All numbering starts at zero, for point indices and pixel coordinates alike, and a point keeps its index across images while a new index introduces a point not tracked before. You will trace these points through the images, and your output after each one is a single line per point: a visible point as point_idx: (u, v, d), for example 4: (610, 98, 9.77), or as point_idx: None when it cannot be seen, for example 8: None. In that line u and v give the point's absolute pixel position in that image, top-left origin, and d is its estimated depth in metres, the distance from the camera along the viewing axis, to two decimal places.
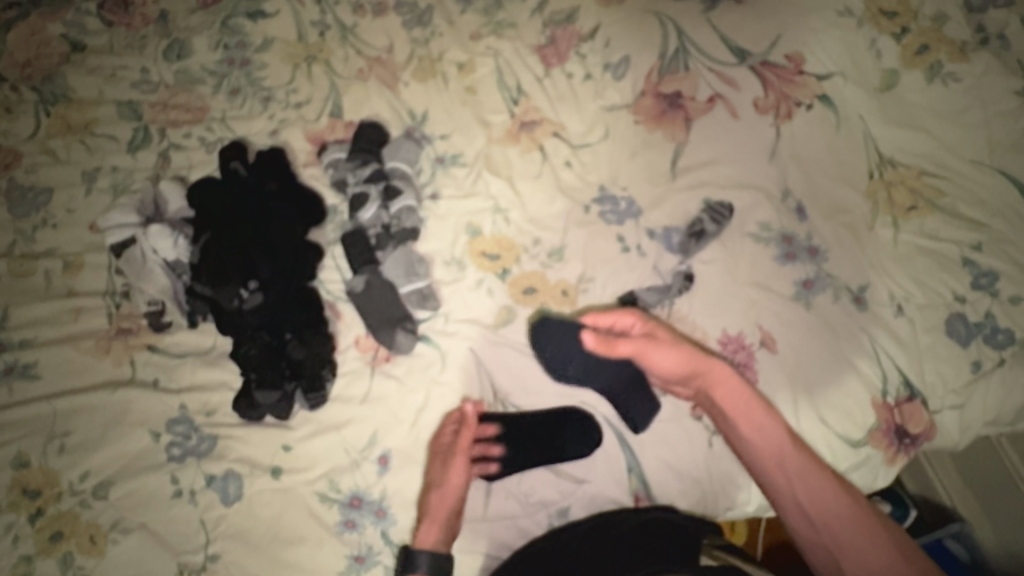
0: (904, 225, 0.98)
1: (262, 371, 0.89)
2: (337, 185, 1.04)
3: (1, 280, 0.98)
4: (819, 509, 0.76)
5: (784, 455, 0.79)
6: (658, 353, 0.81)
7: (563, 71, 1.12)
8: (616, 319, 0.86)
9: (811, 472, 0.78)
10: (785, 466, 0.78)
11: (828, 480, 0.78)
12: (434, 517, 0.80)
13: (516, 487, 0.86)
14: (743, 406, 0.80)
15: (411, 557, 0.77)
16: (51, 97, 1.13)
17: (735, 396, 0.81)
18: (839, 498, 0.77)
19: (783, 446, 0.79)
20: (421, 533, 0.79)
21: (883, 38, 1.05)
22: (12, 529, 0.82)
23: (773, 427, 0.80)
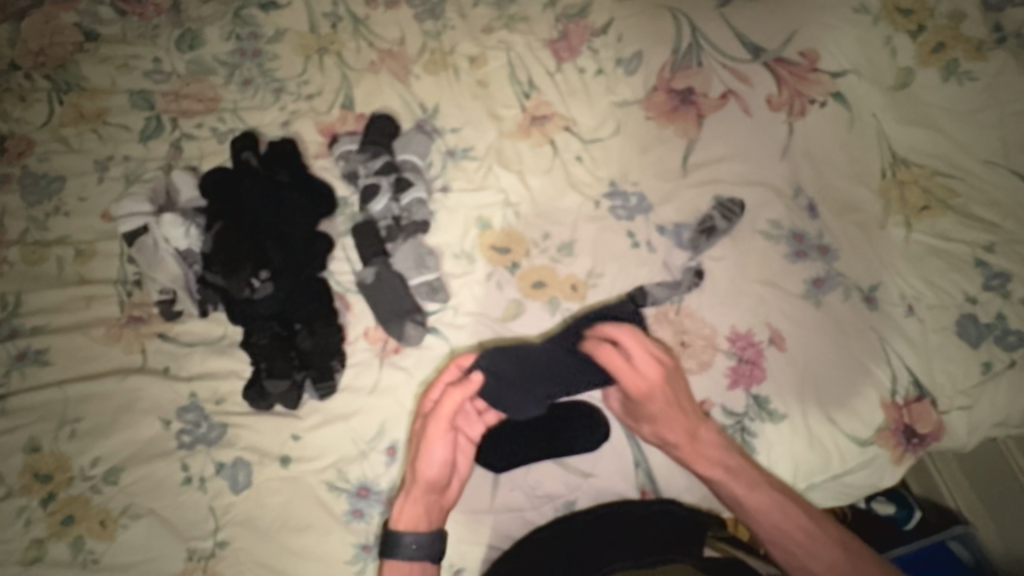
0: (916, 225, 0.98)
1: (272, 360, 0.90)
2: (348, 176, 1.04)
3: (14, 266, 0.99)
4: (800, 568, 0.75)
5: (752, 512, 0.79)
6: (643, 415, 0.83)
7: (575, 66, 1.12)
8: (636, 359, 0.80)
9: (785, 529, 0.77)
10: (758, 524, 0.79)
11: (805, 533, 0.77)
12: (409, 493, 0.78)
13: (523, 480, 0.86)
14: (707, 470, 0.80)
15: (396, 538, 0.75)
16: (64, 86, 1.14)
17: (700, 460, 0.81)
18: (821, 554, 0.75)
19: (754, 505, 0.79)
20: (397, 511, 0.78)
21: (898, 36, 1.04)
22: (24, 513, 0.83)
23: (736, 489, 0.79)
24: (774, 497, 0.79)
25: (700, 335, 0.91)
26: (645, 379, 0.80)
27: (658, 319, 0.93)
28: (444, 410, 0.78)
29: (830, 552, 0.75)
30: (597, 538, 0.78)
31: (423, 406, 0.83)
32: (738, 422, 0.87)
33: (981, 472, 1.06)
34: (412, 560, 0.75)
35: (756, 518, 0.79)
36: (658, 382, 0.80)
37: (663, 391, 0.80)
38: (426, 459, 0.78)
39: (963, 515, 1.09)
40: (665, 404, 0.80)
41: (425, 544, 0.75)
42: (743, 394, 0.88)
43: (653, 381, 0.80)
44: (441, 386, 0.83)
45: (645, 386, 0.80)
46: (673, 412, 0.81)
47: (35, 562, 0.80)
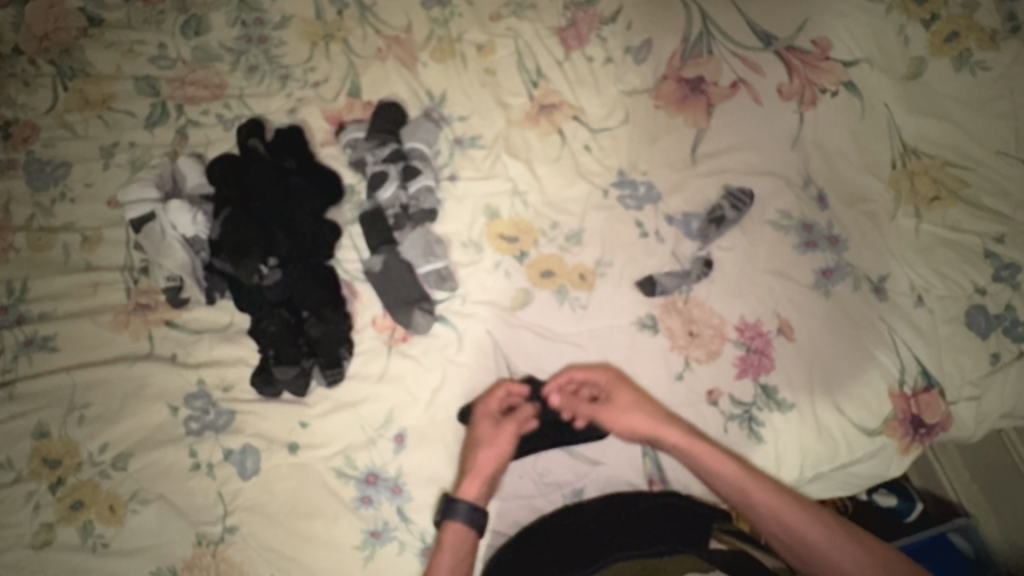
0: (926, 215, 0.97)
1: (280, 347, 0.90)
2: (355, 164, 1.04)
3: (20, 253, 0.99)
4: (798, 542, 0.75)
5: (750, 491, 0.78)
6: (618, 418, 0.84)
7: (583, 54, 1.11)
8: (585, 374, 0.88)
9: (783, 506, 0.77)
10: (755, 504, 0.78)
11: (799, 508, 0.76)
12: (476, 473, 0.81)
13: (531, 467, 0.87)
14: (701, 453, 0.80)
15: (451, 505, 0.78)
16: (68, 71, 1.13)
17: (692, 445, 0.81)
18: (817, 526, 0.75)
19: (749, 488, 0.78)
20: (465, 485, 0.80)
21: (910, 25, 1.04)
22: (33, 497, 0.83)
23: (730, 467, 0.79)
24: (766, 477, 0.79)
25: (708, 325, 0.91)
26: (601, 380, 0.88)
27: (667, 309, 0.93)
28: (519, 416, 0.86)
29: (825, 527, 0.75)
30: (602, 527, 0.78)
31: (485, 406, 0.86)
32: (746, 411, 0.87)
33: (982, 464, 1.06)
34: (469, 530, 0.78)
35: (753, 498, 0.78)
36: (611, 377, 0.88)
37: (626, 384, 0.87)
38: (495, 449, 0.83)
39: (963, 507, 1.09)
40: (634, 393, 0.86)
41: (476, 519, 0.78)
42: (751, 384, 0.88)
43: (605, 380, 0.88)
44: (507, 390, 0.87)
45: (614, 382, 0.87)
46: (645, 402, 0.85)
47: (45, 547, 0.81)
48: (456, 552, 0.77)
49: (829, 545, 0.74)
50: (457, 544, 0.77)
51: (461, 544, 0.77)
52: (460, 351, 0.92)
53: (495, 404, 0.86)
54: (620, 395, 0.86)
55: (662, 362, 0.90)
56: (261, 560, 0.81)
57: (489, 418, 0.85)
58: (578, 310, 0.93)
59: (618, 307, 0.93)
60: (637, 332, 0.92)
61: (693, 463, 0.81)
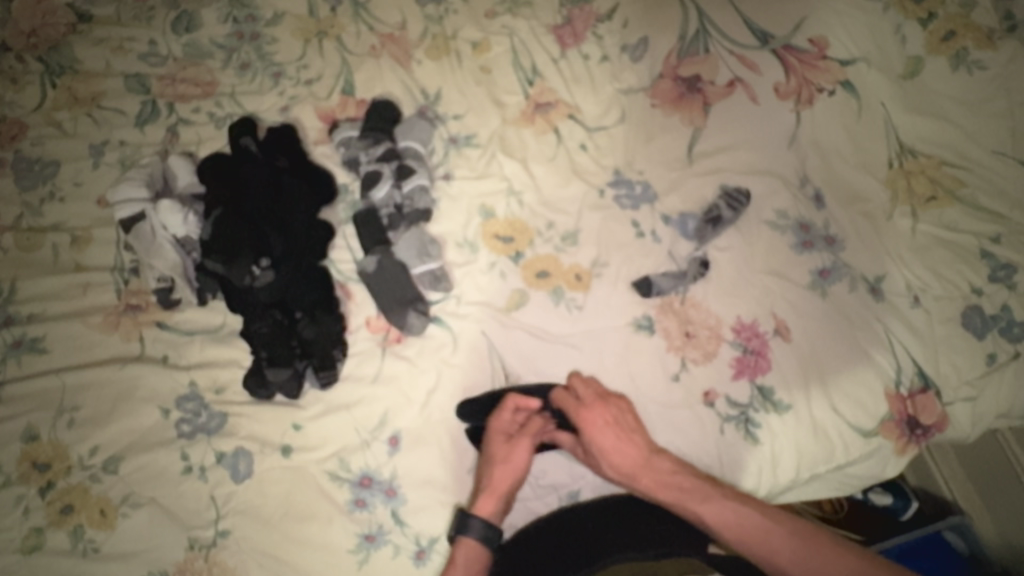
0: (923, 215, 0.97)
1: (273, 348, 0.89)
2: (349, 163, 1.02)
3: (8, 253, 0.97)
4: (768, 565, 0.72)
5: (712, 523, 0.75)
6: (593, 459, 0.82)
7: (579, 52, 1.11)
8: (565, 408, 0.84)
9: (745, 531, 0.73)
10: (721, 534, 0.74)
11: (762, 527, 0.73)
12: (492, 490, 0.80)
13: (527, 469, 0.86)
14: (661, 490, 0.78)
15: (465, 522, 0.77)
16: (56, 69, 1.11)
17: (653, 484, 0.78)
18: (782, 543, 0.72)
19: (714, 519, 0.75)
20: (480, 502, 0.79)
21: (908, 24, 1.03)
22: (22, 502, 0.82)
23: (688, 499, 0.76)
24: (726, 502, 0.76)
25: (704, 326, 0.91)
26: (577, 420, 0.82)
27: (663, 310, 0.92)
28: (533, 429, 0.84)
29: (792, 542, 0.72)
30: (600, 528, 0.78)
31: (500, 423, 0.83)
32: (742, 413, 0.87)
33: (977, 463, 1.06)
34: (485, 546, 0.77)
35: (718, 529, 0.74)
36: (587, 420, 0.81)
37: (601, 426, 0.81)
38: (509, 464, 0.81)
39: (958, 505, 1.09)
40: (609, 436, 0.80)
41: (492, 537, 0.77)
42: (747, 385, 0.88)
43: (582, 422, 0.82)
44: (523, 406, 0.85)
45: (590, 417, 0.82)
46: (620, 450, 0.80)
47: (35, 551, 0.80)
48: (471, 568, 0.76)
49: (802, 563, 0.70)
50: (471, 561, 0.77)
51: (476, 559, 0.76)
52: (455, 352, 0.91)
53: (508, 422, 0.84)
54: (593, 440, 0.81)
55: (659, 363, 0.89)
56: (253, 564, 0.81)
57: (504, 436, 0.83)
58: (574, 311, 0.93)
59: (614, 308, 0.93)
60: (634, 333, 0.91)
61: (659, 501, 0.79)
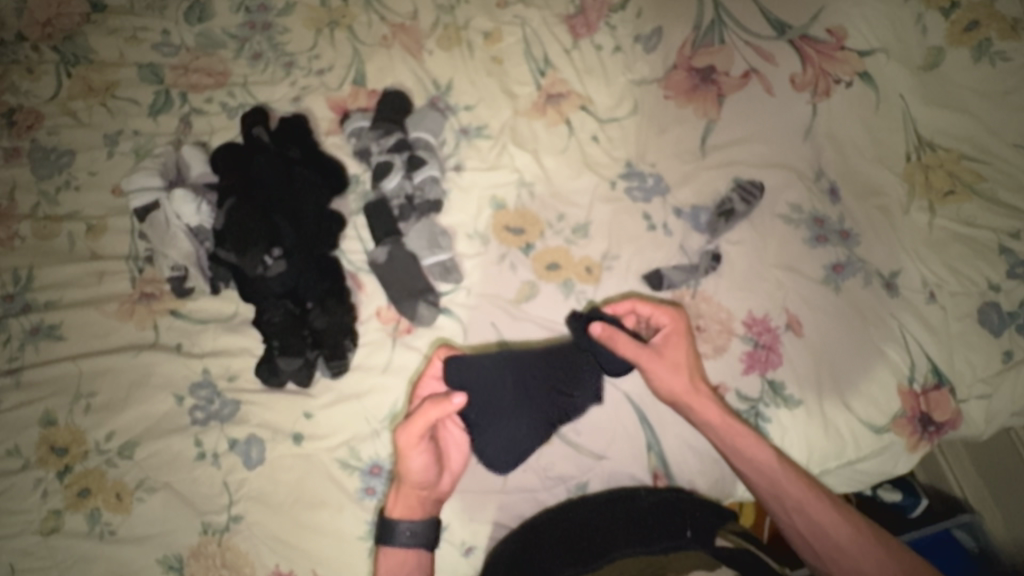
0: (940, 210, 0.95)
1: (285, 338, 0.90)
2: (360, 154, 1.02)
3: (25, 241, 0.99)
4: (821, 538, 0.75)
5: (781, 482, 0.77)
6: (659, 369, 0.79)
7: (592, 42, 1.10)
8: (653, 313, 0.82)
9: (812, 502, 0.76)
10: (782, 496, 0.77)
11: (829, 505, 0.76)
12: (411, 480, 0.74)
13: (490, 458, 0.82)
14: (734, 436, 0.79)
15: (390, 527, 0.75)
16: (71, 58, 1.12)
17: (727, 424, 0.79)
18: (844, 524, 0.75)
19: (780, 475, 0.77)
20: (393, 500, 0.77)
21: (929, 14, 1.00)
22: (41, 484, 0.84)
23: (765, 454, 0.78)
24: (797, 471, 0.78)
25: (715, 319, 0.90)
26: (666, 326, 0.82)
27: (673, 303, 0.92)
28: (417, 426, 0.69)
29: (848, 522, 0.75)
30: (604, 521, 0.78)
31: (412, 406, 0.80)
32: (753, 407, 0.86)
33: (991, 464, 1.05)
34: (413, 547, 0.75)
35: (780, 489, 0.77)
36: (679, 329, 0.81)
37: (685, 339, 0.81)
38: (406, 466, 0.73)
39: (968, 504, 1.08)
40: (685, 353, 0.80)
41: (421, 532, 0.75)
42: (758, 379, 0.88)
43: (673, 329, 0.81)
44: (431, 380, 0.80)
45: (677, 329, 0.81)
46: (695, 365, 0.81)
47: (53, 533, 0.82)
48: (402, 568, 0.75)
49: (852, 542, 0.74)
50: (405, 562, 0.75)
51: (404, 560, 0.75)
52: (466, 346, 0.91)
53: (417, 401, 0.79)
54: (671, 350, 0.80)
55: None
56: (265, 549, 0.82)
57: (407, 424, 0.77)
58: (584, 303, 0.93)
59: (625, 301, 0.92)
60: None
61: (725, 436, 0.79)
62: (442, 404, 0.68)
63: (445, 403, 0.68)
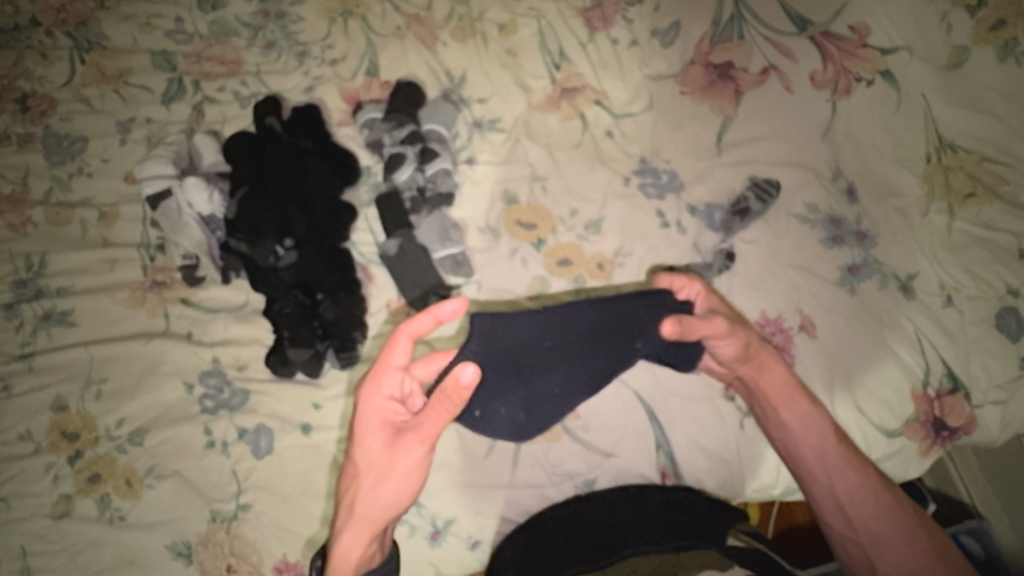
0: (959, 212, 0.94)
1: (294, 328, 0.89)
2: (372, 146, 1.02)
3: (39, 227, 0.99)
4: (857, 504, 0.74)
5: (826, 446, 0.76)
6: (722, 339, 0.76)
7: (608, 36, 1.08)
8: (686, 284, 0.81)
9: (851, 467, 0.75)
10: (826, 458, 0.76)
11: (868, 474, 0.75)
12: (386, 506, 0.66)
13: (491, 430, 0.72)
14: (783, 397, 0.78)
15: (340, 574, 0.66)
16: (85, 44, 1.12)
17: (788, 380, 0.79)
18: (885, 493, 0.75)
19: (824, 438, 0.77)
20: (346, 543, 0.66)
21: (954, 12, 0.97)
22: (52, 469, 0.85)
23: (820, 417, 0.77)
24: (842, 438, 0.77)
25: None
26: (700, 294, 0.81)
27: None
28: (427, 429, 0.63)
29: (882, 495, 0.75)
30: (615, 522, 0.77)
31: (380, 411, 0.66)
32: None
33: (997, 466, 1.04)
34: None
35: (827, 451, 0.76)
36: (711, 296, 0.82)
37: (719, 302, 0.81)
38: (391, 487, 0.65)
39: (976, 510, 1.07)
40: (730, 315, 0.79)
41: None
42: None
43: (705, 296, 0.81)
44: (393, 372, 0.67)
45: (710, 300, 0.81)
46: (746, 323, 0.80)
47: (64, 517, 0.82)
48: None
49: (885, 512, 0.74)
50: None
51: None
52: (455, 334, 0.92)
53: (388, 405, 0.66)
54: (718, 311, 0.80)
55: None
56: (273, 538, 0.82)
57: (383, 433, 0.65)
58: None
59: None
60: None
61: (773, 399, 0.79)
62: (454, 400, 0.61)
63: (458, 389, 0.60)
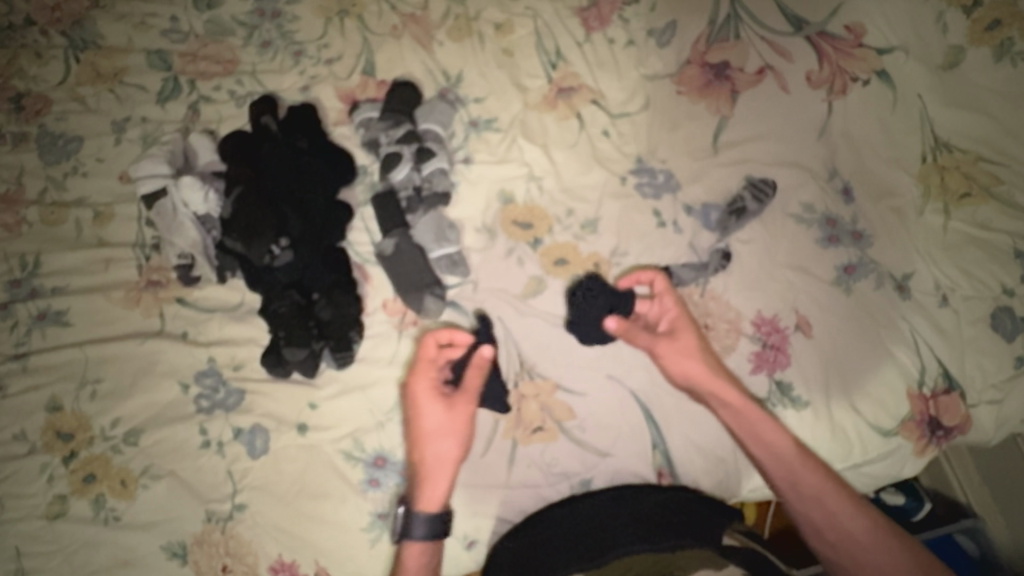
0: (955, 213, 0.94)
1: (290, 328, 0.89)
2: (369, 145, 1.02)
3: (33, 226, 0.99)
4: (835, 529, 0.73)
5: (797, 469, 0.76)
6: (670, 352, 0.81)
7: (605, 35, 1.08)
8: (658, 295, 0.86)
9: (827, 491, 0.74)
10: (799, 484, 0.75)
11: (843, 496, 0.74)
12: (446, 458, 0.77)
13: (486, 399, 0.85)
14: (750, 419, 0.78)
15: (410, 517, 0.76)
16: (80, 43, 1.12)
17: (748, 408, 0.78)
18: (861, 516, 0.73)
19: (796, 461, 0.76)
20: (421, 491, 0.77)
21: (951, 12, 0.98)
22: (46, 470, 0.84)
23: (785, 443, 0.77)
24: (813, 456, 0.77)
25: (724, 318, 0.89)
26: (671, 310, 0.85)
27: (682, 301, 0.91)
28: (469, 388, 0.79)
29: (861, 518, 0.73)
30: (611, 520, 0.77)
31: (422, 385, 0.79)
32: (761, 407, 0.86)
33: (994, 468, 1.03)
34: (429, 541, 0.76)
35: (798, 477, 0.75)
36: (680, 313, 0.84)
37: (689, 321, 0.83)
38: (445, 442, 0.77)
39: (971, 508, 1.08)
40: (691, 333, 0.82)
41: (437, 528, 0.76)
42: (766, 379, 0.87)
43: (676, 313, 0.84)
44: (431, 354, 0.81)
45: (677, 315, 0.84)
46: (704, 345, 0.82)
47: (58, 518, 0.82)
48: (422, 564, 0.76)
49: (869, 535, 0.72)
50: (426, 553, 0.76)
51: (424, 554, 0.76)
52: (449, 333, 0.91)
53: (435, 378, 0.80)
54: (682, 332, 0.82)
55: None
56: (268, 539, 0.82)
57: (438, 401, 0.78)
58: None
59: None
60: None
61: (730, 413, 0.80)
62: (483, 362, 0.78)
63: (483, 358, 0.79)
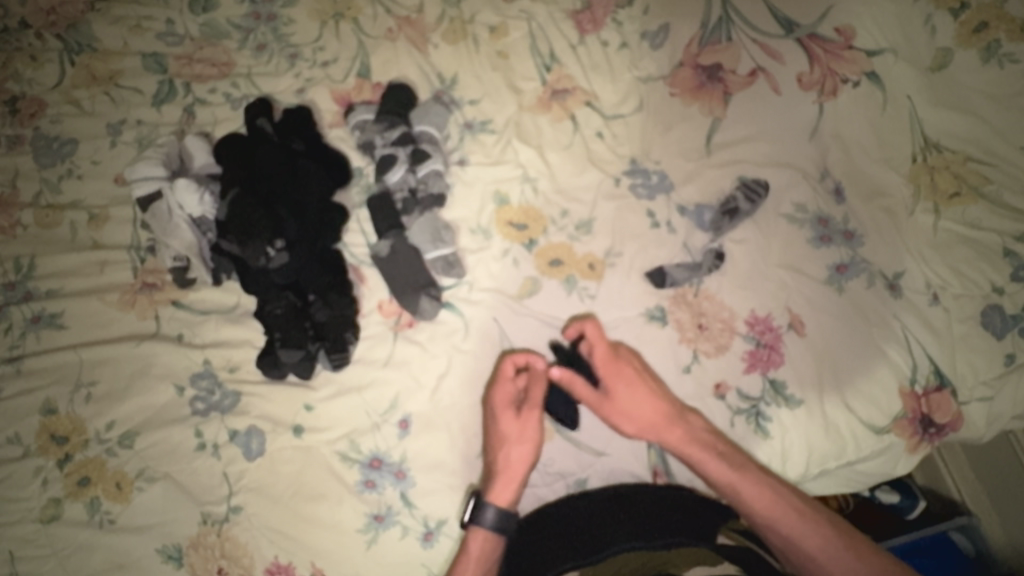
0: (945, 212, 0.95)
1: (287, 330, 0.90)
2: (364, 147, 1.02)
3: (27, 229, 0.99)
4: (794, 552, 0.74)
5: (744, 497, 0.77)
6: (613, 410, 0.82)
7: (598, 38, 1.09)
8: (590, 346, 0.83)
9: (778, 516, 0.75)
10: (750, 512, 0.77)
11: (796, 517, 0.75)
12: (520, 460, 0.79)
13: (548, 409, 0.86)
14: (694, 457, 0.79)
15: (479, 507, 0.77)
16: (75, 47, 1.12)
17: (695, 453, 0.80)
18: (814, 535, 0.74)
19: (746, 491, 0.77)
20: (494, 488, 0.78)
21: (938, 14, 1.00)
22: (41, 473, 0.84)
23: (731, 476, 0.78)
24: (763, 480, 0.77)
25: (717, 317, 0.90)
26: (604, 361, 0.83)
27: (676, 301, 0.91)
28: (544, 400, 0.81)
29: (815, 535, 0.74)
30: (605, 520, 0.77)
31: (503, 394, 0.81)
32: (753, 406, 0.87)
33: (987, 465, 1.05)
34: (497, 533, 0.77)
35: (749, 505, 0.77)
36: (618, 365, 0.83)
37: (627, 373, 0.82)
38: (520, 446, 0.79)
39: (965, 506, 1.09)
40: (629, 387, 0.82)
41: (505, 525, 0.76)
42: (760, 378, 0.87)
43: (610, 365, 0.83)
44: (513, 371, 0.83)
45: (614, 367, 0.83)
46: (646, 398, 0.82)
47: (53, 521, 0.82)
48: (484, 558, 0.76)
49: (826, 550, 0.73)
50: (490, 548, 0.76)
51: (492, 546, 0.76)
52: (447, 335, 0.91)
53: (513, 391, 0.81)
54: (619, 388, 0.82)
55: (671, 354, 0.89)
56: (265, 541, 0.82)
57: (513, 410, 0.81)
58: (586, 300, 0.92)
59: (628, 298, 0.92)
60: (646, 323, 0.90)
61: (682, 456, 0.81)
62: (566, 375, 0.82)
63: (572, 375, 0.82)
